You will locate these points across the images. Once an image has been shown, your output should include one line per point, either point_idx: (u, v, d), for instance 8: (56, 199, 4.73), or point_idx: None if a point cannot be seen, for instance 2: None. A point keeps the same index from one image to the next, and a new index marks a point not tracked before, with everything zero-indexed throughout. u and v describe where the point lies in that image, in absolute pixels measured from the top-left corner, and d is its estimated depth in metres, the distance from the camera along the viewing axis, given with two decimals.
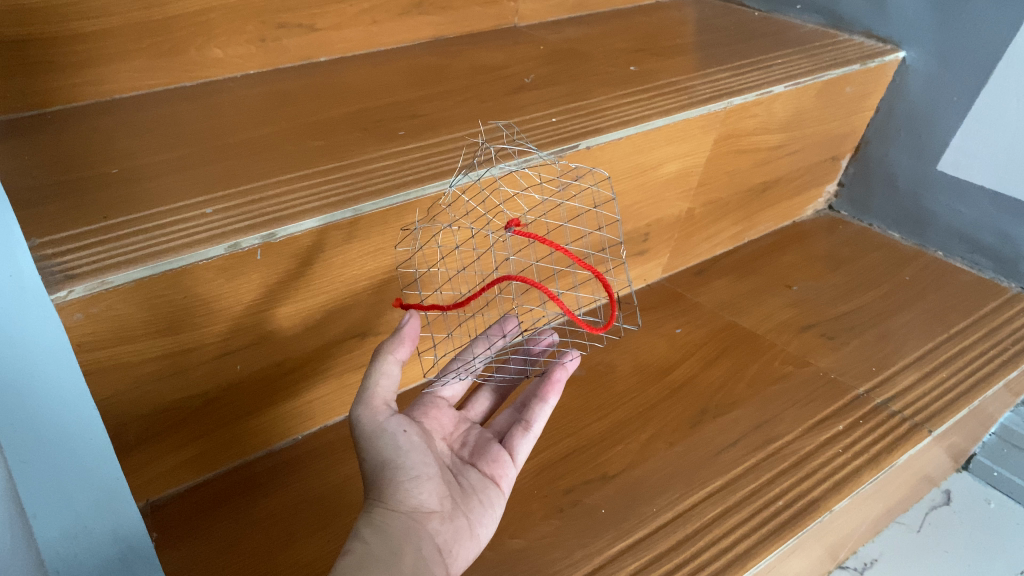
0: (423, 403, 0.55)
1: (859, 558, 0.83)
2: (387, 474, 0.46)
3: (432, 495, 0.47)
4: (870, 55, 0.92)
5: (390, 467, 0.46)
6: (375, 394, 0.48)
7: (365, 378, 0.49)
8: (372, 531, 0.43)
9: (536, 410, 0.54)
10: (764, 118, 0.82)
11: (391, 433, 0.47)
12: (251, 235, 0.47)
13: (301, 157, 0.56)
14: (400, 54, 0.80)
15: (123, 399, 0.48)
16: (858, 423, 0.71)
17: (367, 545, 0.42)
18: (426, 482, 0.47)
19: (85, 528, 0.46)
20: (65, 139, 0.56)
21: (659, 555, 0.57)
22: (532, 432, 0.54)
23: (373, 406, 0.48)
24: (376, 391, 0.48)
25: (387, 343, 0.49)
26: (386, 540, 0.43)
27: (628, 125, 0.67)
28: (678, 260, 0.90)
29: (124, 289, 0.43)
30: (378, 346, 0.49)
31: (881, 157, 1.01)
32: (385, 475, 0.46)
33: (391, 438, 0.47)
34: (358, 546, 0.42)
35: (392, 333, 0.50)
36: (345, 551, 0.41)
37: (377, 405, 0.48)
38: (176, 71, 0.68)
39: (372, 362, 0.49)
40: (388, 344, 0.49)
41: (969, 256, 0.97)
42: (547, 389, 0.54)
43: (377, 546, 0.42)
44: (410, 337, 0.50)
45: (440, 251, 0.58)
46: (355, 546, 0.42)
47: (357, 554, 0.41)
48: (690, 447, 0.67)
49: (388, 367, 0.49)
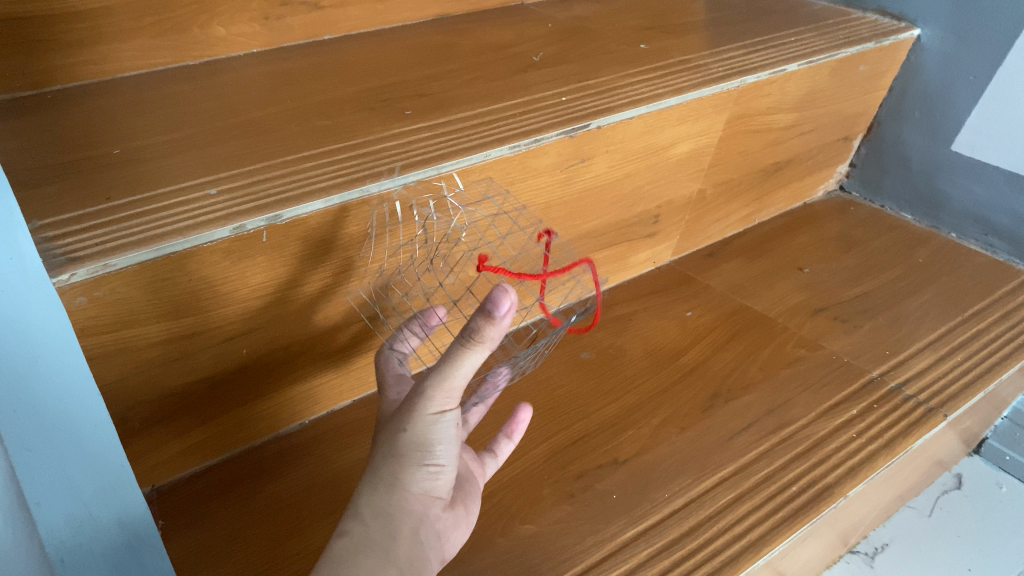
0: (387, 383, 0.53)
1: (870, 542, 0.82)
2: (416, 459, 0.42)
3: (447, 481, 0.44)
4: (884, 33, 0.90)
5: (422, 453, 0.42)
6: (451, 387, 0.40)
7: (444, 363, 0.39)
8: (376, 513, 0.42)
9: (501, 447, 0.56)
10: (777, 97, 0.80)
11: (442, 422, 0.42)
12: (256, 217, 0.46)
13: (305, 137, 0.55)
14: (406, 33, 0.79)
15: (129, 383, 0.48)
16: (872, 407, 0.70)
17: (367, 528, 0.41)
18: (448, 469, 0.44)
19: (91, 517, 0.44)
20: (65, 119, 0.55)
21: (672, 542, 0.56)
22: (496, 461, 0.56)
23: (441, 396, 0.40)
24: (450, 385, 0.40)
25: (481, 336, 0.37)
26: (384, 525, 0.42)
27: (641, 104, 0.66)
28: (688, 242, 0.89)
29: (127, 272, 0.42)
30: (472, 327, 0.38)
31: (894, 138, 0.99)
32: (409, 459, 0.42)
33: (440, 428, 0.42)
34: (356, 527, 0.41)
35: (480, 311, 0.37)
36: (342, 532, 0.41)
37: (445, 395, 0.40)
38: (178, 49, 0.66)
39: (458, 346, 0.39)
40: (482, 331, 0.37)
41: (983, 238, 0.95)
42: (513, 429, 0.56)
43: (376, 533, 0.41)
44: (501, 321, 0.37)
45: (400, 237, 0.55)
46: (353, 527, 0.41)
47: (354, 539, 0.41)
48: (703, 432, 0.66)
49: (474, 360, 0.39)
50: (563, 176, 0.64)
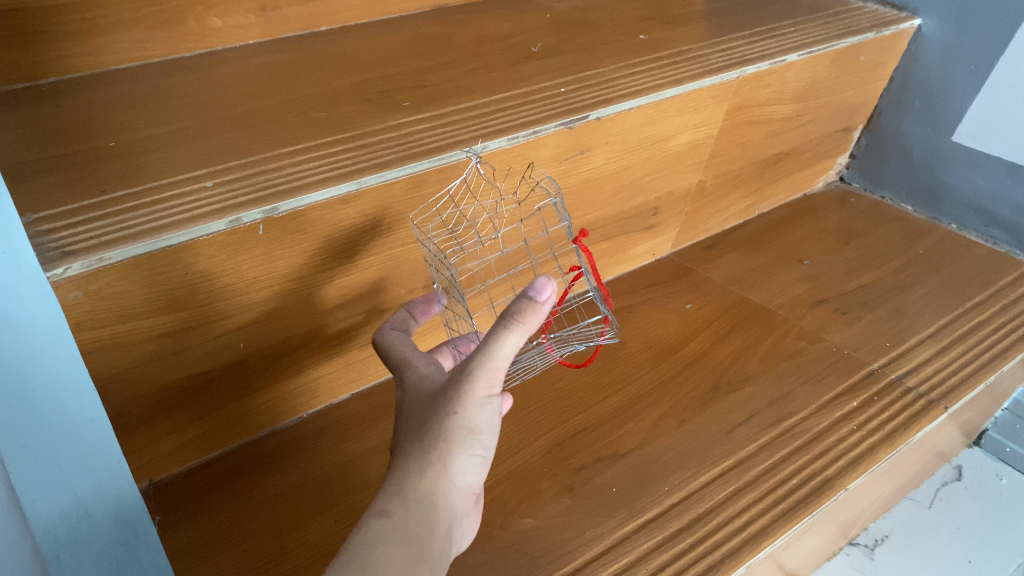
0: (411, 357, 0.48)
1: (870, 534, 0.82)
2: (455, 446, 0.41)
3: (477, 473, 0.44)
4: (884, 24, 0.90)
5: (464, 438, 0.41)
6: (497, 371, 0.41)
7: (484, 347, 0.40)
8: (415, 499, 0.40)
9: None
10: (777, 88, 0.80)
11: (484, 409, 0.42)
12: (252, 210, 0.46)
13: (302, 129, 0.55)
14: (403, 24, 0.78)
15: (126, 377, 0.47)
16: (873, 399, 0.70)
17: (408, 513, 0.40)
18: (481, 461, 0.43)
19: (86, 512, 0.44)
20: (60, 112, 0.55)
21: (672, 535, 0.56)
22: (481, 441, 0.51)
23: (488, 381, 0.41)
24: (496, 369, 0.41)
25: (527, 316, 0.40)
26: (421, 511, 0.40)
27: (641, 95, 0.65)
28: (688, 234, 0.89)
29: (122, 266, 0.42)
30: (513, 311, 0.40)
31: (894, 128, 0.99)
32: (449, 445, 0.41)
33: (480, 412, 0.42)
34: (396, 511, 0.39)
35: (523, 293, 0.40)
36: (381, 514, 0.39)
37: (492, 379, 0.41)
38: (174, 41, 0.66)
39: (498, 327, 0.40)
40: (525, 313, 0.40)
41: (984, 229, 0.95)
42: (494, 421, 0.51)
43: (416, 519, 0.40)
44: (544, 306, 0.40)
45: (451, 210, 0.56)
46: (392, 511, 0.39)
47: (395, 522, 0.39)
48: (703, 424, 0.66)
49: (513, 344, 0.40)
50: (561, 168, 0.63)
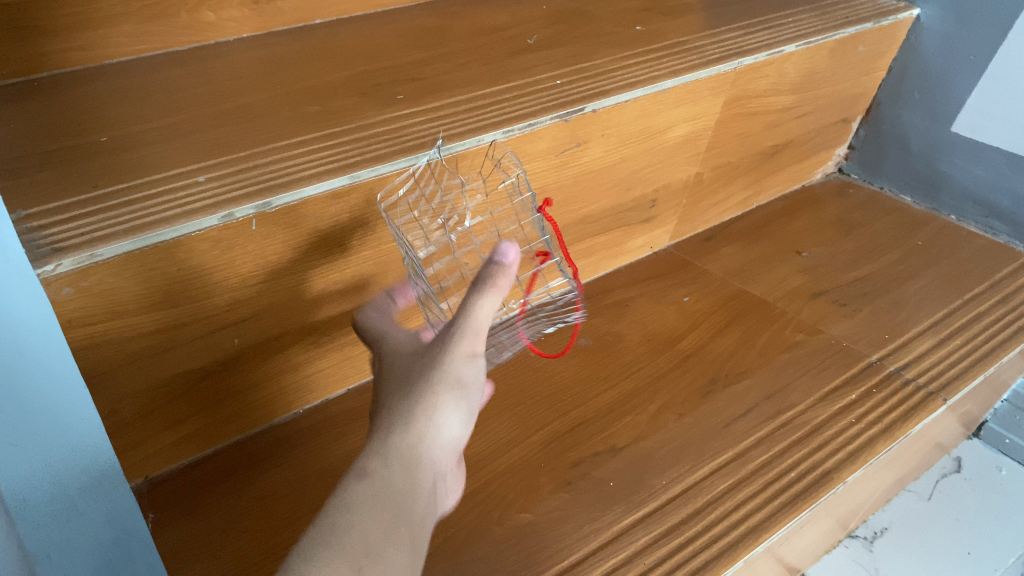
0: (388, 330, 0.48)
1: (870, 527, 0.82)
2: (439, 403, 0.41)
3: (460, 435, 0.43)
4: (883, 13, 0.89)
5: (449, 396, 0.41)
6: (478, 330, 0.42)
7: (461, 307, 0.42)
8: (397, 458, 0.39)
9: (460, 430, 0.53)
10: (775, 79, 0.79)
11: (466, 367, 0.42)
12: (245, 205, 0.45)
13: (296, 123, 0.54)
14: (398, 16, 0.78)
15: (119, 374, 0.47)
16: (872, 391, 0.70)
17: (390, 472, 0.39)
18: (463, 423, 0.43)
19: (77, 510, 0.44)
20: (53, 107, 0.54)
21: (670, 529, 0.56)
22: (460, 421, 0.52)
23: (469, 339, 0.42)
24: (477, 328, 0.42)
25: (498, 278, 0.42)
26: (404, 470, 0.39)
27: (637, 86, 0.65)
28: (686, 227, 0.88)
29: (113, 262, 0.41)
30: (486, 271, 0.42)
31: (893, 119, 0.98)
32: (433, 402, 0.41)
33: (463, 370, 0.42)
34: (378, 470, 0.38)
35: (491, 260, 0.42)
36: (363, 473, 0.38)
37: (473, 338, 0.42)
38: (167, 35, 0.65)
39: (473, 291, 0.42)
40: (496, 277, 0.42)
41: (983, 220, 0.94)
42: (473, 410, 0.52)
43: (398, 477, 0.39)
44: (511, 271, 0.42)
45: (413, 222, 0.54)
46: (376, 470, 0.38)
47: (378, 482, 0.38)
48: (701, 418, 0.66)
49: (491, 306, 0.42)
50: (558, 161, 0.63)
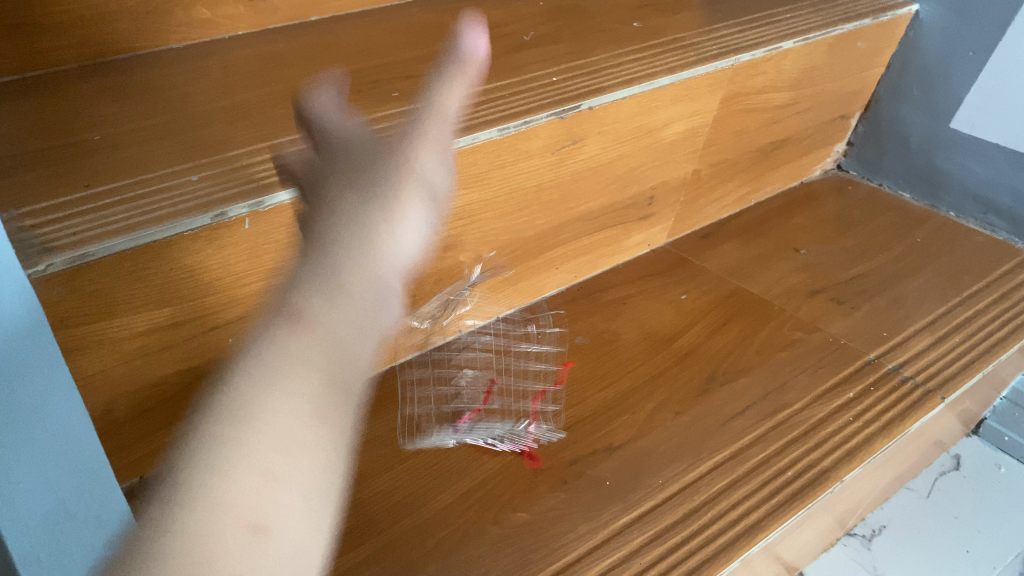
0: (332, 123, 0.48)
1: (868, 524, 0.82)
2: (380, 216, 0.41)
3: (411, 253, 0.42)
4: (882, 9, 0.89)
5: (393, 205, 0.42)
6: (436, 136, 0.49)
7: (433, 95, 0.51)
8: (339, 280, 0.36)
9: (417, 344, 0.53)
10: (773, 76, 0.79)
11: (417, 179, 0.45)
12: (238, 204, 0.45)
13: (290, 120, 0.54)
14: (394, 12, 0.77)
15: (111, 374, 0.46)
16: (870, 389, 0.70)
17: (331, 302, 0.35)
18: (410, 238, 0.42)
19: (72, 513, 0.43)
20: (44, 106, 0.54)
21: (667, 529, 0.56)
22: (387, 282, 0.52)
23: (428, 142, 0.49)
24: (441, 126, 0.50)
25: (469, 67, 0.52)
26: (348, 292, 0.36)
27: (633, 83, 0.65)
28: (684, 224, 0.88)
29: (105, 263, 0.41)
30: (456, 60, 0.52)
31: (892, 115, 0.98)
32: (385, 200, 0.42)
33: (424, 172, 0.47)
34: (316, 304, 0.35)
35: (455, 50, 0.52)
36: (296, 311, 0.34)
37: (439, 133, 0.50)
38: (161, 32, 0.65)
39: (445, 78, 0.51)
40: (467, 60, 0.52)
41: (983, 217, 0.94)
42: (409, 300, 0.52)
43: (343, 299, 0.36)
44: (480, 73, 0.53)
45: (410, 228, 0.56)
46: (312, 302, 0.35)
47: (323, 300, 0.35)
48: (698, 416, 0.65)
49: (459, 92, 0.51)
50: (554, 158, 0.63)
